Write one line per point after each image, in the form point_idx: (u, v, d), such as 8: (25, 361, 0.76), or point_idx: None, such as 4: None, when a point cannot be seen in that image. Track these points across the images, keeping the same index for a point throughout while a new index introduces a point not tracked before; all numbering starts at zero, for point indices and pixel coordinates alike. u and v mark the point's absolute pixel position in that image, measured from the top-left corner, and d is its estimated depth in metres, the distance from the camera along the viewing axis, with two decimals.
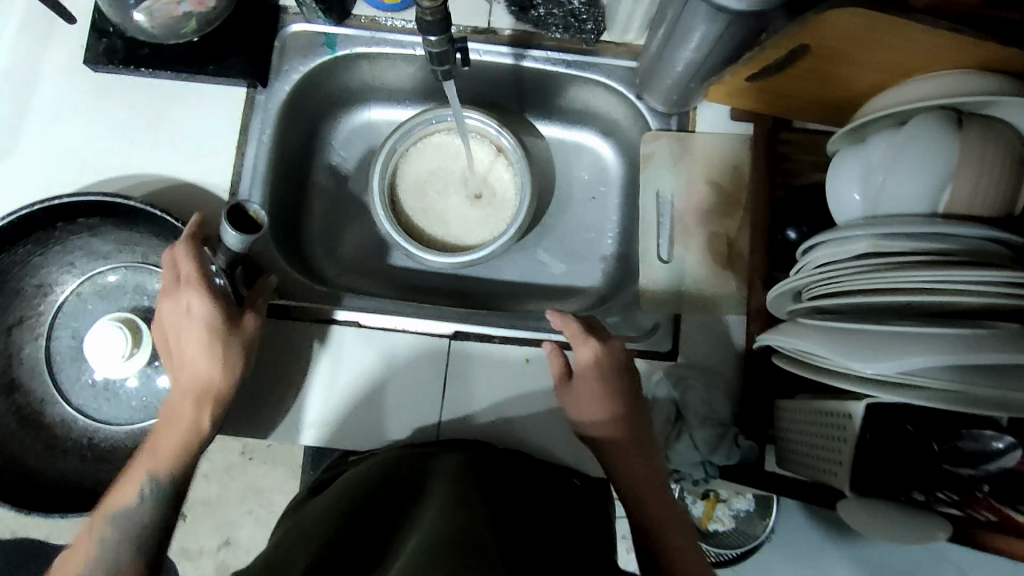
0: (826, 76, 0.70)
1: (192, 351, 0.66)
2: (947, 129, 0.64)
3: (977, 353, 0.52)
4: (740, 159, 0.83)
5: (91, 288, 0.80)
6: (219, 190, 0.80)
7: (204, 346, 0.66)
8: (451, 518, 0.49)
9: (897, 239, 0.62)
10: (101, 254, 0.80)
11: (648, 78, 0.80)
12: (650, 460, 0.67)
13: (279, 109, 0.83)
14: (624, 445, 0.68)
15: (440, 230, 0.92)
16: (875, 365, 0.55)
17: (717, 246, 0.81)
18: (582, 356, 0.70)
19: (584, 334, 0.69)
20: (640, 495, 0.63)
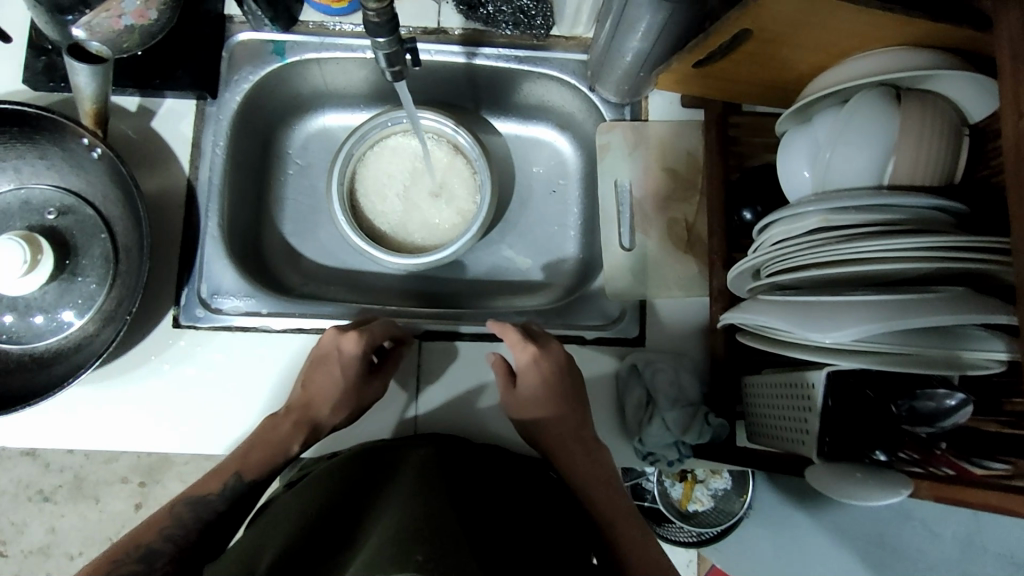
0: (769, 60, 0.71)
1: (318, 391, 0.73)
2: (886, 104, 0.67)
3: (920, 316, 0.55)
4: (693, 144, 0.84)
5: None
6: (174, 204, 0.79)
7: (335, 388, 0.73)
8: (419, 504, 0.52)
9: (846, 213, 0.64)
10: None
11: (599, 69, 0.81)
12: (600, 464, 0.71)
13: (231, 119, 0.82)
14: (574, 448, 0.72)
15: (404, 231, 0.92)
16: (832, 335, 0.57)
17: (677, 231, 0.83)
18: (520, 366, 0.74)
19: (521, 342, 0.74)
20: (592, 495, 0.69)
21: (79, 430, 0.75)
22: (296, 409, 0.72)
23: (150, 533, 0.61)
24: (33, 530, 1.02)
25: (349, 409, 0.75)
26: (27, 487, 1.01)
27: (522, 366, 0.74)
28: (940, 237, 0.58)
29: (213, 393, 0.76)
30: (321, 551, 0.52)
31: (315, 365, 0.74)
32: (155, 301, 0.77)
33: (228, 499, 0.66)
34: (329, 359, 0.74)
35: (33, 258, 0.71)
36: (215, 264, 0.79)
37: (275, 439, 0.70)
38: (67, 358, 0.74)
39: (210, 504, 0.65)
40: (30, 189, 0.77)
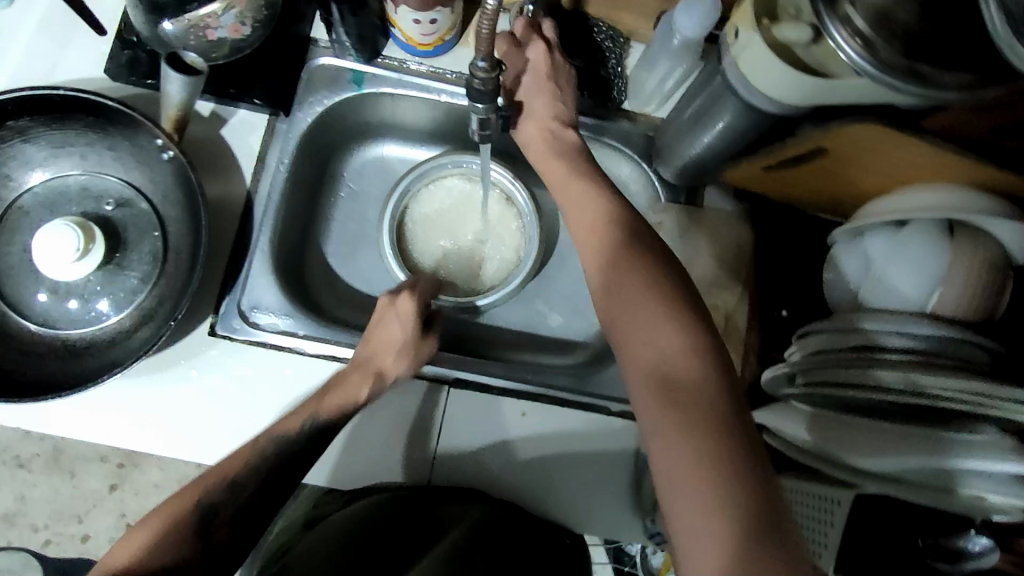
0: (835, 174, 0.73)
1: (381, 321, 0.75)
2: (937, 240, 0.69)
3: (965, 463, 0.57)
4: (743, 237, 0.86)
5: (37, 201, 0.76)
6: (231, 213, 0.80)
7: (398, 321, 0.74)
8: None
9: (892, 337, 0.66)
10: (41, 162, 0.76)
11: (666, 150, 0.82)
12: (650, 268, 0.59)
13: (299, 139, 0.83)
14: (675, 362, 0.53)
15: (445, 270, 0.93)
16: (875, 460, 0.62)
17: (716, 319, 0.82)
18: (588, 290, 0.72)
19: (545, 65, 0.76)
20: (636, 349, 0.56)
21: (98, 424, 0.74)
22: (361, 363, 0.73)
23: (188, 501, 0.58)
24: None
25: (411, 360, 0.74)
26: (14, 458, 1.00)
27: (537, 56, 0.76)
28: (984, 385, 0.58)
29: (237, 408, 0.76)
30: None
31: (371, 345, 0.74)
32: (194, 306, 0.77)
33: (259, 477, 0.62)
34: (386, 318, 0.75)
35: (84, 247, 0.72)
36: (261, 279, 0.79)
37: (339, 399, 0.70)
38: (99, 350, 0.74)
39: (243, 483, 0.61)
40: (92, 176, 0.77)
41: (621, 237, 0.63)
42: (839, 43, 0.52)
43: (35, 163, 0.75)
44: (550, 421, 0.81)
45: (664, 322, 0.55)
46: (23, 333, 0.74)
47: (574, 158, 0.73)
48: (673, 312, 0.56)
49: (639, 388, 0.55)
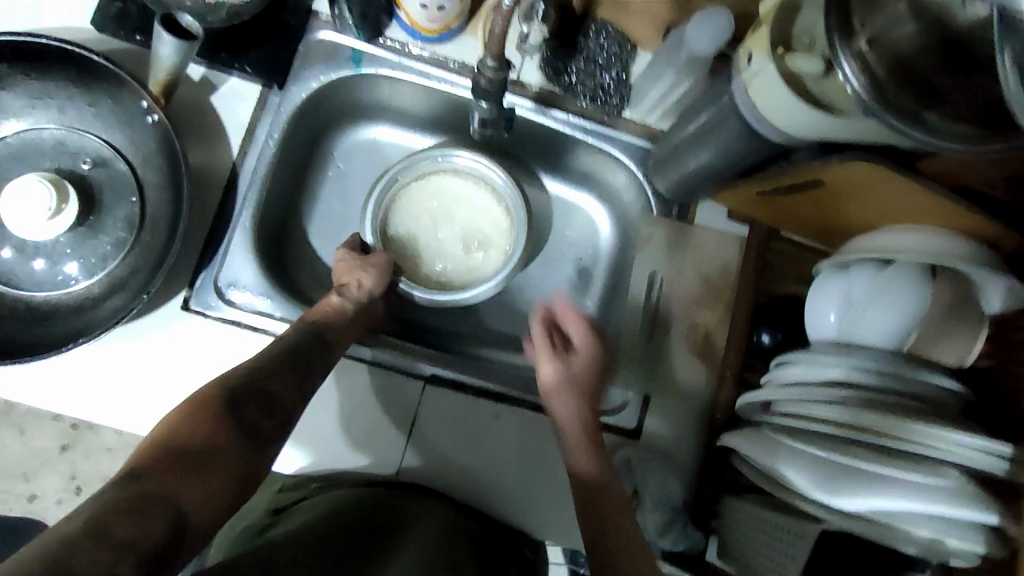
0: (830, 205, 0.73)
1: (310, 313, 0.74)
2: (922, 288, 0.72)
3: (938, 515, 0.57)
4: (730, 257, 0.85)
5: (5, 152, 0.72)
6: (214, 184, 0.77)
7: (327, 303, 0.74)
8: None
9: (867, 375, 0.68)
10: (16, 112, 0.72)
11: (663, 164, 0.81)
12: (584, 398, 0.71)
13: (291, 114, 0.80)
14: (582, 465, 0.66)
15: (428, 262, 0.91)
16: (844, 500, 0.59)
17: (694, 336, 0.83)
18: (581, 368, 0.74)
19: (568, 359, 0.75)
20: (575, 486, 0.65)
21: (58, 392, 0.71)
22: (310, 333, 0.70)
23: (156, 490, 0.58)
24: None
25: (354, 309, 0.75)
26: None
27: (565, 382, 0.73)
28: (963, 435, 0.58)
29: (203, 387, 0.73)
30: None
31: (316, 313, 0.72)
32: (169, 278, 0.75)
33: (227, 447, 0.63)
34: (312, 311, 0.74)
35: (57, 207, 0.69)
36: (238, 255, 0.76)
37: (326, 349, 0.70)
38: (66, 316, 0.71)
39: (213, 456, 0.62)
40: (70, 132, 0.73)
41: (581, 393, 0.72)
42: (845, 75, 0.51)
43: (10, 112, 0.72)
44: (522, 424, 0.80)
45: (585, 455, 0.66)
46: None
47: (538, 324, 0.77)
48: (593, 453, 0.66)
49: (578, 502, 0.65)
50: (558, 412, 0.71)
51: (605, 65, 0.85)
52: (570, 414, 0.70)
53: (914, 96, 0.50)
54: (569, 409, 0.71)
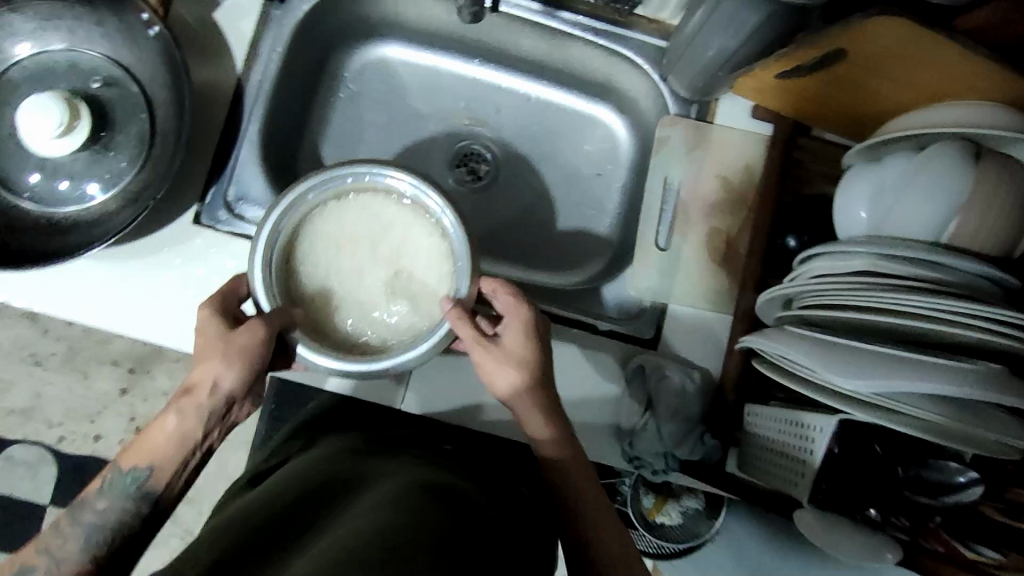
0: (857, 86, 0.67)
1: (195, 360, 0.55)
2: (960, 174, 0.63)
3: (890, 374, 0.53)
4: (752, 157, 0.80)
5: (23, 74, 0.74)
6: (220, 101, 0.77)
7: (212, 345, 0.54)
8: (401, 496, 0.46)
9: (896, 262, 0.61)
10: (30, 34, 0.74)
11: (676, 59, 0.77)
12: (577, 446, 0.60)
13: (294, 26, 0.79)
14: (550, 445, 0.59)
15: (335, 313, 0.59)
16: (855, 381, 0.54)
17: (716, 242, 0.79)
18: (483, 359, 0.57)
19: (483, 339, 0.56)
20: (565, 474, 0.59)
21: (81, 303, 0.74)
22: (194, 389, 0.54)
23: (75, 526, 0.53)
24: (18, 392, 1.08)
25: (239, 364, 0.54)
26: (22, 349, 1.07)
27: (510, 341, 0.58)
28: (923, 298, 0.55)
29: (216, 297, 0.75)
30: (274, 528, 0.46)
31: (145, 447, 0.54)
32: (181, 195, 0.76)
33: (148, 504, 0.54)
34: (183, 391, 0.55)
35: (68, 123, 0.70)
36: (248, 169, 0.78)
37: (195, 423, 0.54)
38: (85, 230, 0.74)
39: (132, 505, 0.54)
40: (80, 52, 0.75)
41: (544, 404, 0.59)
42: None
43: (23, 34, 0.74)
44: None
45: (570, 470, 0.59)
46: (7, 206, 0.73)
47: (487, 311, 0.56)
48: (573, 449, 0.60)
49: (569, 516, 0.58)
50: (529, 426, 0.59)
51: None
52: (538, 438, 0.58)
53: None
54: (524, 407, 0.58)
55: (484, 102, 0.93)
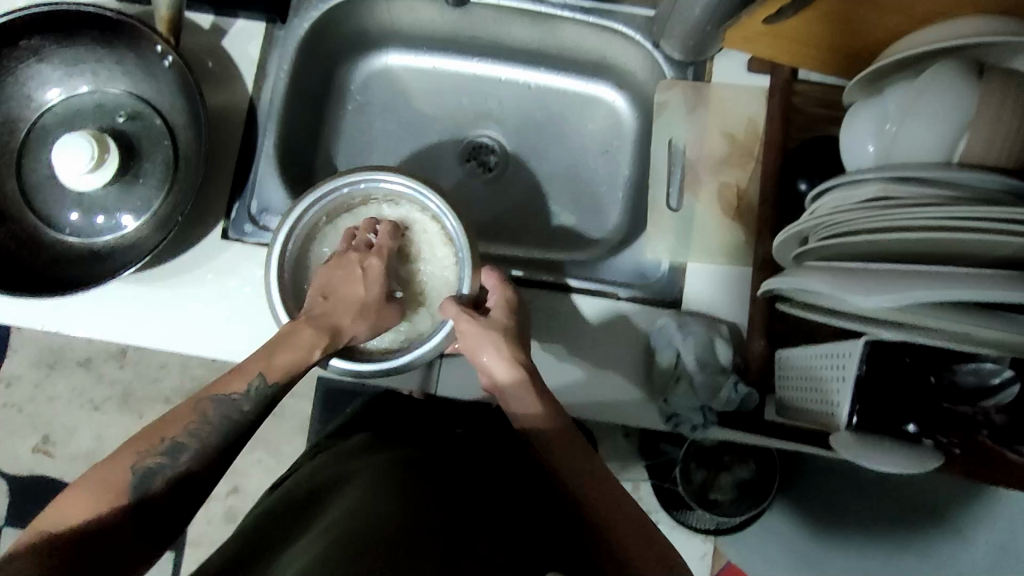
0: (846, 19, 0.67)
1: (347, 291, 0.68)
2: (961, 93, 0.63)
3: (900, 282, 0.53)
4: (754, 110, 0.81)
5: (54, 119, 0.80)
6: (236, 122, 0.82)
7: (362, 298, 0.68)
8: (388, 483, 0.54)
9: (906, 184, 0.60)
10: (58, 83, 0.80)
11: (666, 24, 0.79)
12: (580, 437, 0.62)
13: (297, 45, 0.84)
14: (537, 417, 0.63)
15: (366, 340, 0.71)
16: (866, 297, 0.54)
17: (727, 196, 0.80)
18: (468, 332, 0.66)
19: (472, 315, 0.66)
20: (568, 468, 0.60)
21: (128, 327, 0.78)
22: (314, 317, 0.65)
23: (176, 425, 0.58)
24: (81, 435, 1.17)
25: (373, 325, 0.69)
26: (80, 396, 1.17)
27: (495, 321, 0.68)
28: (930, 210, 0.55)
29: (248, 304, 0.78)
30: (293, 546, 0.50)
31: (260, 355, 0.62)
32: (207, 213, 0.80)
33: (253, 401, 0.61)
34: (351, 274, 0.69)
35: (99, 156, 0.75)
36: (268, 183, 0.81)
37: (295, 344, 0.63)
38: (122, 254, 0.78)
39: (235, 403, 0.60)
40: (104, 92, 0.80)
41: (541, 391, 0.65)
42: None
43: (51, 82, 0.79)
44: (558, 309, 0.79)
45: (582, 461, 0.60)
46: (52, 242, 0.78)
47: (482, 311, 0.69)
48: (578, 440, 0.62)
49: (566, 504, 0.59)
50: (510, 400, 0.65)
51: None
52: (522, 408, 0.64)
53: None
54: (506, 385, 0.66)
55: (486, 97, 0.96)
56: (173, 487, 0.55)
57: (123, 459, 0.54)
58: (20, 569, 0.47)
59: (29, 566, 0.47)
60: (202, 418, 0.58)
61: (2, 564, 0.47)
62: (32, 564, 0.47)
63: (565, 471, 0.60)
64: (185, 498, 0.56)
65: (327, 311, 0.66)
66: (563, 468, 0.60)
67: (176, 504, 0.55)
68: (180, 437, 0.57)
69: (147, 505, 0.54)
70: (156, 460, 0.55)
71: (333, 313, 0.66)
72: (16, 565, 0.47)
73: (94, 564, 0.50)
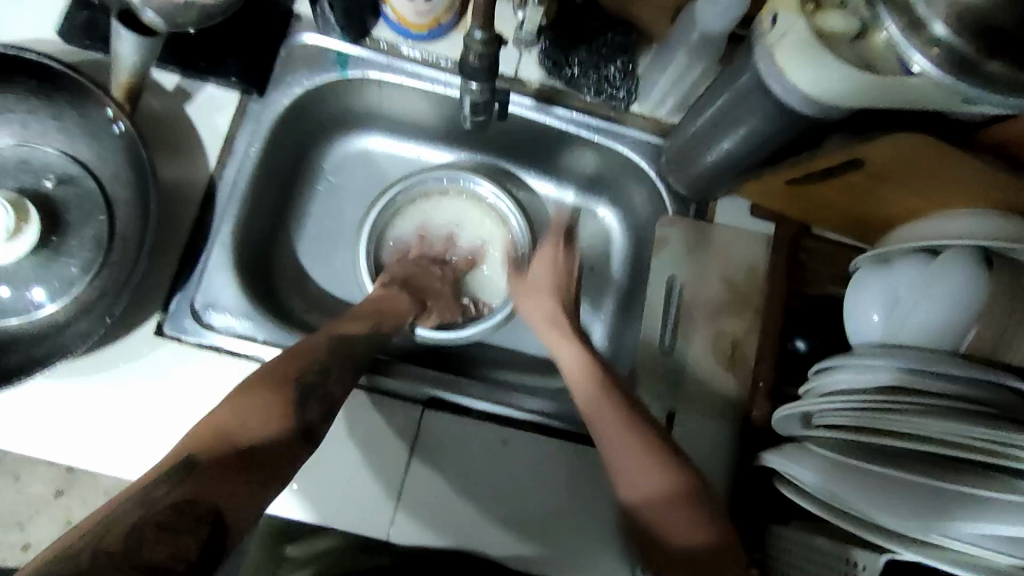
0: (867, 194, 0.66)
1: (433, 279, 0.83)
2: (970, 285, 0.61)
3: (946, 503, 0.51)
4: (754, 257, 0.78)
5: None
6: (191, 199, 0.71)
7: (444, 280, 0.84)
8: None
9: (921, 377, 0.57)
10: None
11: (677, 160, 0.75)
12: (685, 470, 0.61)
13: (272, 122, 0.75)
14: (650, 481, 0.60)
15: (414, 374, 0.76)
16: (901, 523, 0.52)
17: (722, 345, 0.76)
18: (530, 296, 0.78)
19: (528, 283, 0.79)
20: (629, 476, 0.61)
21: (19, 432, 0.64)
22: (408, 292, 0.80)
23: (303, 359, 0.64)
24: None
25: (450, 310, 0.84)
26: None
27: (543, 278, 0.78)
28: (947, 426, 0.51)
29: (167, 421, 0.66)
30: None
31: (370, 313, 0.74)
32: (139, 301, 0.68)
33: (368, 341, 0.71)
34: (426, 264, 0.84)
35: (15, 226, 0.62)
36: (219, 274, 0.71)
37: (392, 310, 0.76)
38: (27, 343, 0.64)
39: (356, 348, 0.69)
40: (34, 147, 0.68)
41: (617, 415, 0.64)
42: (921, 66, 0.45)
43: None
44: (535, 452, 0.72)
45: (660, 473, 0.60)
46: None
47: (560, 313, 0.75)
48: (659, 456, 0.61)
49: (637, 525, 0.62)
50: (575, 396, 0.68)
51: (607, 56, 0.77)
52: (638, 483, 0.61)
53: (989, 46, 0.43)
54: (625, 458, 0.62)
55: None
56: (312, 435, 0.61)
57: (278, 386, 0.61)
58: (204, 476, 0.51)
59: (214, 468, 0.52)
60: (334, 348, 0.67)
61: (189, 466, 0.51)
62: (218, 467, 0.52)
63: (627, 483, 0.61)
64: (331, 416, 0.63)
65: (419, 288, 0.81)
66: (633, 479, 0.61)
67: (325, 406, 0.63)
68: (320, 362, 0.65)
69: (303, 422, 0.61)
70: (308, 377, 0.63)
71: (421, 286, 0.82)
72: (196, 472, 0.51)
73: (262, 471, 0.55)
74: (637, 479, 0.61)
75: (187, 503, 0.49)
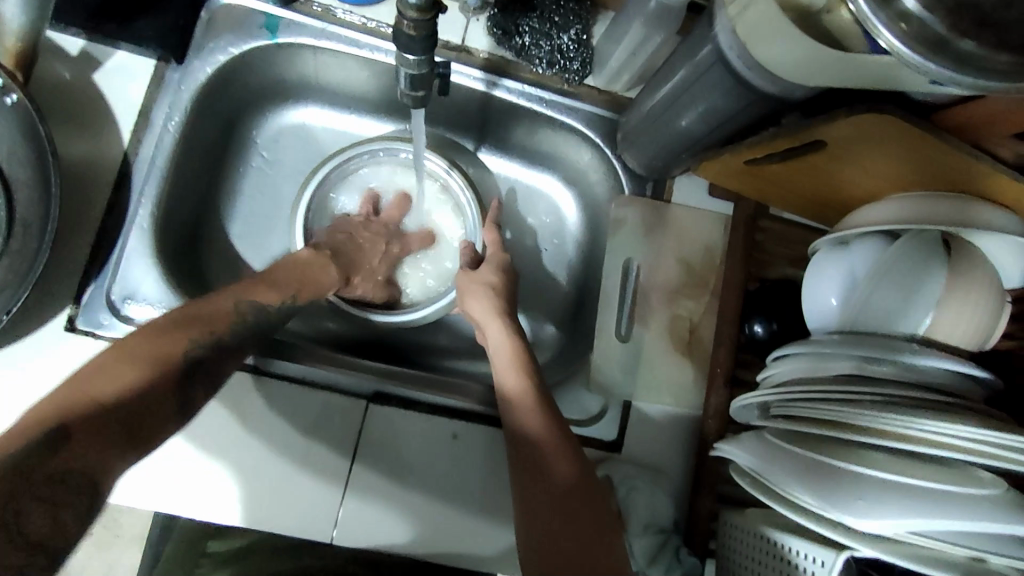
0: (824, 174, 0.64)
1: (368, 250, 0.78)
2: (937, 267, 0.59)
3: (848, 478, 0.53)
4: (712, 239, 0.75)
5: None
6: (104, 180, 0.65)
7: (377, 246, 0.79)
8: None
9: (880, 367, 0.55)
10: None
11: (634, 135, 0.71)
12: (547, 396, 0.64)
13: (193, 93, 0.68)
14: (517, 392, 0.63)
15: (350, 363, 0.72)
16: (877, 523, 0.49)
17: (679, 329, 0.74)
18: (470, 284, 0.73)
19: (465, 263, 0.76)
20: (513, 408, 0.63)
21: None
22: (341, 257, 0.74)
23: (217, 325, 0.59)
24: None
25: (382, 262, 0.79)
26: None
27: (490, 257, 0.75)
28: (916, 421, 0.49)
29: None
30: None
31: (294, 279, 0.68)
32: (48, 294, 0.62)
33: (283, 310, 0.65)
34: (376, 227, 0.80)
35: None
36: (137, 262, 0.65)
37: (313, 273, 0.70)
38: None
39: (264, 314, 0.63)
40: None
41: (516, 368, 0.65)
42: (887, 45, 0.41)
43: None
44: (484, 441, 0.69)
45: (522, 397, 0.62)
46: None
47: (496, 263, 0.74)
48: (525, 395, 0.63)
49: (517, 459, 0.60)
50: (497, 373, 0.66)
51: (562, 25, 0.73)
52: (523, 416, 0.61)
53: (961, 24, 0.40)
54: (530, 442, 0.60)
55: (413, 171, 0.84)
56: (189, 408, 0.55)
57: (153, 358, 0.53)
58: (74, 451, 0.45)
59: (77, 440, 0.45)
60: (240, 319, 0.61)
61: (56, 437, 0.44)
62: (88, 443, 0.46)
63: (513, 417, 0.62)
64: (217, 377, 0.58)
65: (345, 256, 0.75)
66: (514, 414, 0.62)
67: (209, 382, 0.57)
68: (224, 333, 0.59)
69: (182, 392, 0.55)
70: (205, 344, 0.57)
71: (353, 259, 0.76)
72: (65, 446, 0.45)
73: (129, 439, 0.49)
74: (523, 416, 0.61)
75: (56, 480, 0.44)
